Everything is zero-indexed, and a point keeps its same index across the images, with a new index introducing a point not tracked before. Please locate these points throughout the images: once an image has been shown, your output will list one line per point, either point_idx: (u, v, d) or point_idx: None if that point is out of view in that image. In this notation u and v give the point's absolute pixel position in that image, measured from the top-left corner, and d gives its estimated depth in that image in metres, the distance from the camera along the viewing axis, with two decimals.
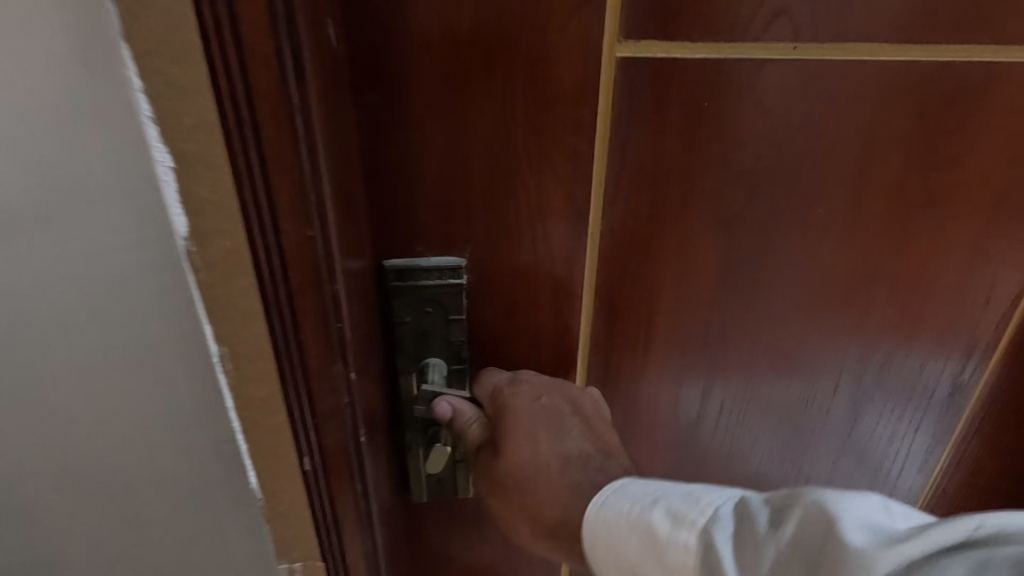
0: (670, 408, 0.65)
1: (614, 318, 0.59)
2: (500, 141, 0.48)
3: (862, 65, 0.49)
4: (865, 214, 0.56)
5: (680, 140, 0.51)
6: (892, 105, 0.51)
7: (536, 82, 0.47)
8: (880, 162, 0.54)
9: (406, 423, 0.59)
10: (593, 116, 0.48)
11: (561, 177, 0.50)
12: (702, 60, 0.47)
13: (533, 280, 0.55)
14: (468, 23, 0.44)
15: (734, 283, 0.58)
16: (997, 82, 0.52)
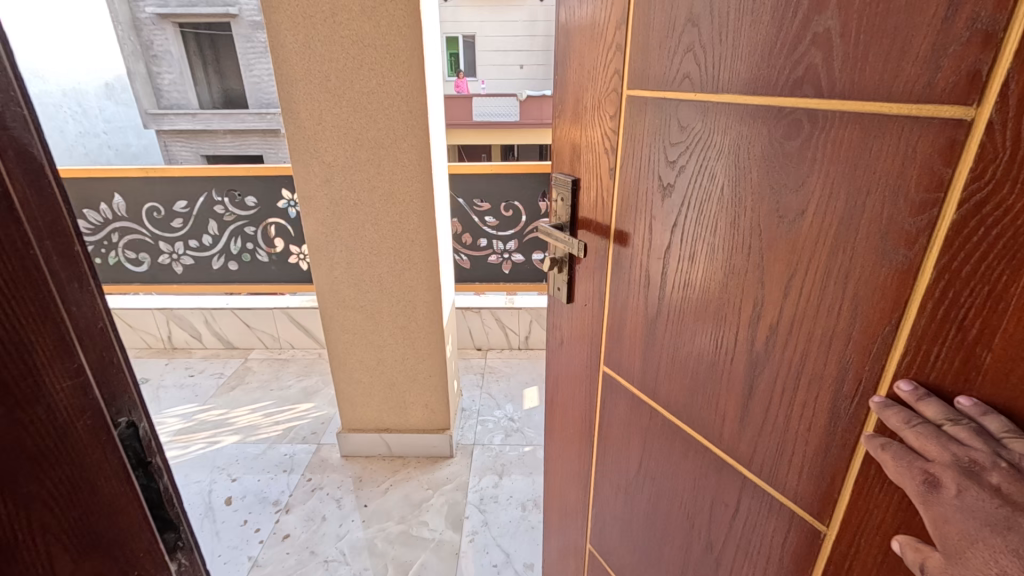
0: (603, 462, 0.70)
1: (615, 261, 0.59)
2: (579, 72, 0.58)
3: (768, 71, 0.38)
4: (786, 250, 0.40)
5: (642, 182, 0.52)
6: (809, 118, 0.36)
7: (577, 130, 0.60)
8: (801, 190, 0.38)
9: (555, 286, 0.71)
10: (597, 167, 0.58)
11: (589, 190, 0.61)
12: (656, 123, 0.49)
13: (578, 204, 0.64)
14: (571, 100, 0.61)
15: (670, 339, 0.53)
16: (950, 125, 0.29)
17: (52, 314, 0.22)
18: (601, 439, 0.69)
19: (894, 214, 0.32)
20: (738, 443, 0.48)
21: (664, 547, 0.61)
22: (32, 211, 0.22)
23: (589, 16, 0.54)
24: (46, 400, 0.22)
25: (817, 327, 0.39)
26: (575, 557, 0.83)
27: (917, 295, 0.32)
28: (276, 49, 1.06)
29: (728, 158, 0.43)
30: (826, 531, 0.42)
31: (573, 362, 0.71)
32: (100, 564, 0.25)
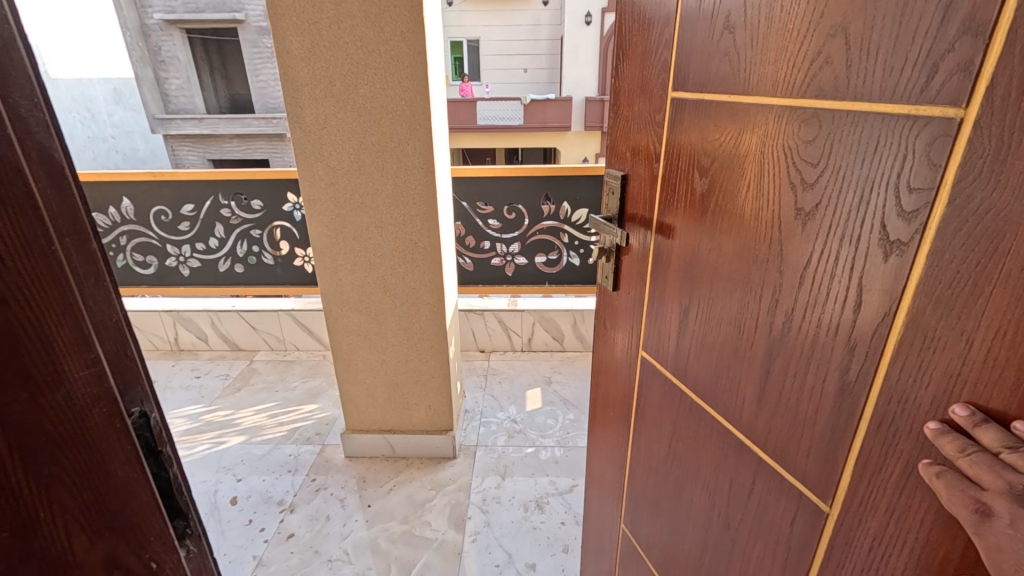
0: (635, 449, 0.72)
1: (654, 252, 0.60)
2: (635, 71, 0.60)
3: (789, 73, 0.39)
4: (801, 244, 0.41)
5: (678, 179, 0.54)
6: (825, 117, 0.37)
7: (629, 129, 0.63)
8: (816, 185, 0.39)
9: (603, 274, 0.74)
10: (645, 164, 0.61)
11: (635, 185, 0.63)
12: (693, 122, 0.51)
13: (626, 197, 0.66)
14: (625, 100, 0.64)
15: (696, 330, 0.55)
16: (943, 122, 0.30)
17: (72, 308, 0.24)
18: (637, 426, 0.70)
19: (893, 209, 0.33)
20: (754, 426, 0.49)
21: (688, 526, 0.61)
22: (53, 210, 0.23)
23: (646, 18, 0.56)
24: (65, 387, 0.23)
25: (825, 317, 0.40)
26: (610, 542, 0.84)
27: (909, 286, 0.33)
28: (283, 55, 1.08)
29: (754, 154, 0.44)
30: (828, 511, 0.42)
31: (616, 351, 0.74)
32: (115, 545, 0.26)
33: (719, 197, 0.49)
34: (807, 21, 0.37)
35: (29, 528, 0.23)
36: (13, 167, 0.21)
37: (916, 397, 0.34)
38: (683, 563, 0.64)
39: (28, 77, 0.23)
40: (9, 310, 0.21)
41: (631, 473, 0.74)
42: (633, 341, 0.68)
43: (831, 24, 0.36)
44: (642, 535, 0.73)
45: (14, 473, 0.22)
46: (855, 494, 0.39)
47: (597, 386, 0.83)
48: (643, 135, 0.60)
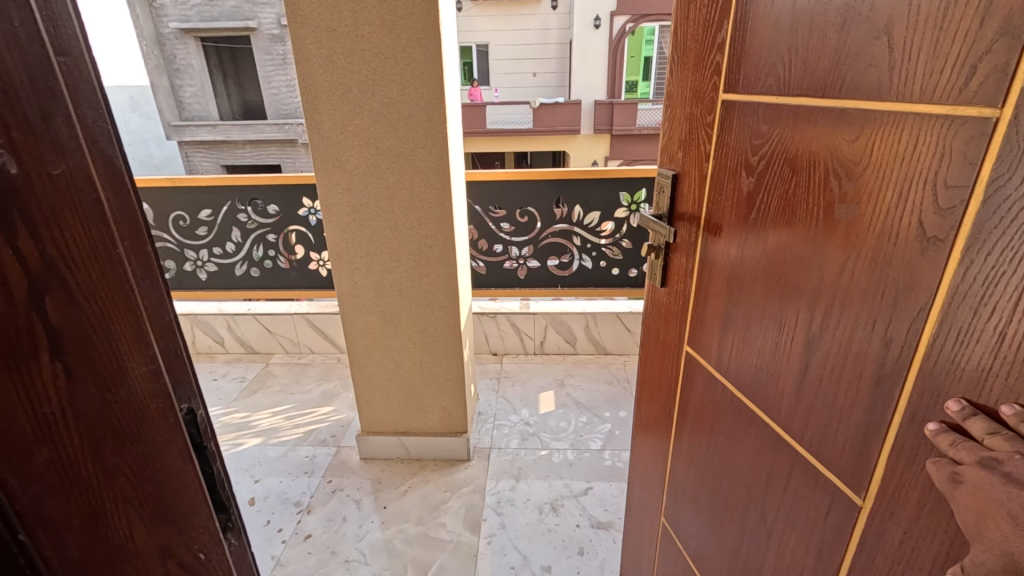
0: (677, 442, 0.72)
1: (703, 250, 0.61)
2: (689, 74, 0.61)
3: (834, 75, 0.40)
4: (840, 240, 0.41)
5: (726, 175, 0.55)
6: (866, 117, 0.38)
7: (682, 129, 0.64)
8: (855, 181, 0.39)
9: (651, 271, 0.75)
10: (695, 162, 0.62)
11: (687, 183, 0.64)
12: (743, 121, 0.52)
13: (677, 196, 0.67)
14: (679, 100, 0.65)
15: (739, 325, 0.55)
16: (979, 122, 0.30)
17: (133, 308, 0.25)
18: (679, 419, 0.71)
19: (930, 205, 0.34)
20: (792, 419, 0.49)
21: (726, 519, 0.62)
22: (115, 215, 0.25)
23: (701, 21, 0.58)
24: (127, 384, 0.25)
25: (863, 310, 0.40)
26: (649, 533, 0.85)
27: (944, 281, 0.33)
28: (302, 63, 1.10)
29: (797, 152, 0.45)
30: (861, 505, 0.42)
31: (663, 346, 0.75)
32: (170, 536, 0.28)
33: (766, 192, 0.49)
34: (851, 26, 0.38)
35: (96, 514, 0.24)
36: (84, 173, 0.23)
37: (950, 389, 0.34)
38: (720, 555, 0.64)
39: (99, 89, 0.25)
40: (84, 309, 0.22)
41: (672, 464, 0.74)
42: (678, 335, 0.69)
43: (873, 28, 0.36)
44: (680, 525, 0.73)
45: (86, 459, 0.23)
46: (888, 486, 0.39)
47: (642, 380, 0.84)
48: (693, 134, 0.61)
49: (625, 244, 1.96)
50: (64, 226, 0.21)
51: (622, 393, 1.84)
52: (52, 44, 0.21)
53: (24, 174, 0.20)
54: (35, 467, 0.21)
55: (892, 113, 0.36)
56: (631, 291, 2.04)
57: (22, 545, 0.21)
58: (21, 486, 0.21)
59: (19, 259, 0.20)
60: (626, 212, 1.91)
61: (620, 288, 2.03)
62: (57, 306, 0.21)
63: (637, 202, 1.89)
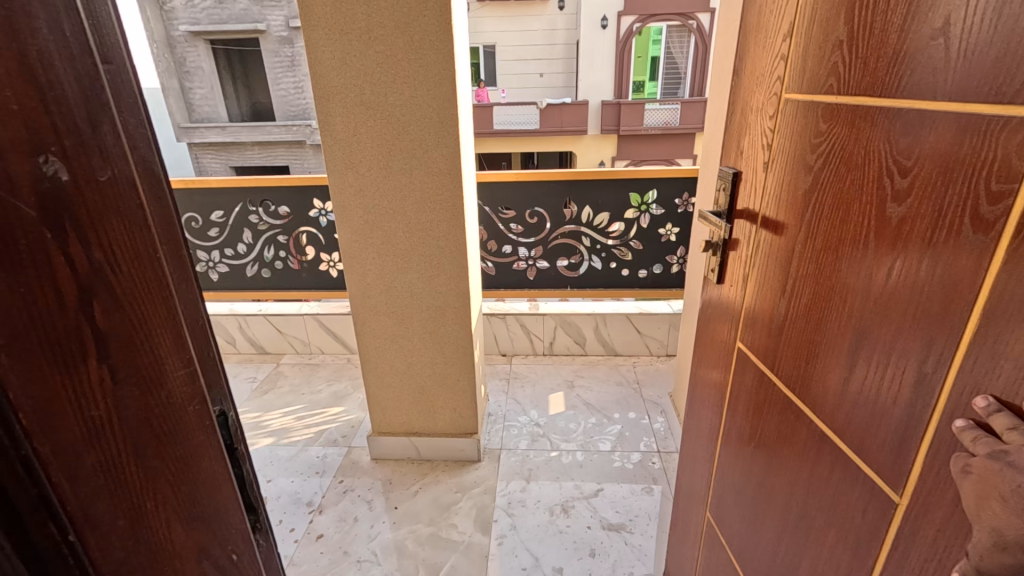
0: (726, 440, 0.72)
1: (760, 248, 0.61)
2: (756, 72, 0.61)
3: (891, 74, 0.40)
4: (890, 237, 0.41)
5: (784, 173, 0.55)
6: (923, 117, 0.37)
7: (746, 128, 0.64)
8: (907, 179, 0.39)
9: (709, 268, 0.75)
10: (755, 160, 0.62)
11: (746, 181, 0.64)
12: (802, 120, 0.52)
13: (736, 195, 0.67)
14: (745, 98, 0.64)
15: (790, 322, 0.55)
16: None
17: (171, 312, 0.25)
18: (729, 416, 0.71)
19: (979, 204, 0.34)
20: (836, 416, 0.48)
21: (768, 516, 0.61)
22: (155, 221, 0.25)
23: (769, 20, 0.58)
24: (165, 386, 0.25)
25: (909, 308, 0.39)
26: (695, 530, 0.85)
27: (989, 280, 0.33)
28: (315, 65, 1.11)
29: (855, 150, 0.44)
30: (899, 502, 0.42)
31: (716, 343, 0.75)
32: (204, 537, 0.28)
33: (820, 190, 0.49)
34: (911, 27, 0.38)
35: (139, 515, 0.24)
36: (128, 180, 0.23)
37: (987, 388, 0.34)
38: (760, 552, 0.64)
39: (141, 96, 0.25)
40: (126, 313, 0.23)
41: (721, 462, 0.74)
42: (731, 333, 0.69)
43: (932, 28, 0.36)
44: (725, 522, 0.73)
45: (127, 461, 0.23)
46: (926, 483, 0.39)
47: (696, 377, 0.84)
48: (756, 133, 0.61)
49: (634, 245, 1.96)
50: (109, 232, 0.22)
51: (632, 394, 1.83)
52: (97, 52, 0.22)
53: (74, 180, 0.20)
54: (84, 469, 0.21)
55: (948, 113, 0.35)
56: (640, 292, 2.03)
57: (72, 547, 0.21)
58: (71, 488, 0.21)
59: (70, 263, 0.20)
60: (636, 213, 1.90)
61: (629, 288, 2.03)
62: (103, 310, 0.22)
63: (647, 203, 1.88)
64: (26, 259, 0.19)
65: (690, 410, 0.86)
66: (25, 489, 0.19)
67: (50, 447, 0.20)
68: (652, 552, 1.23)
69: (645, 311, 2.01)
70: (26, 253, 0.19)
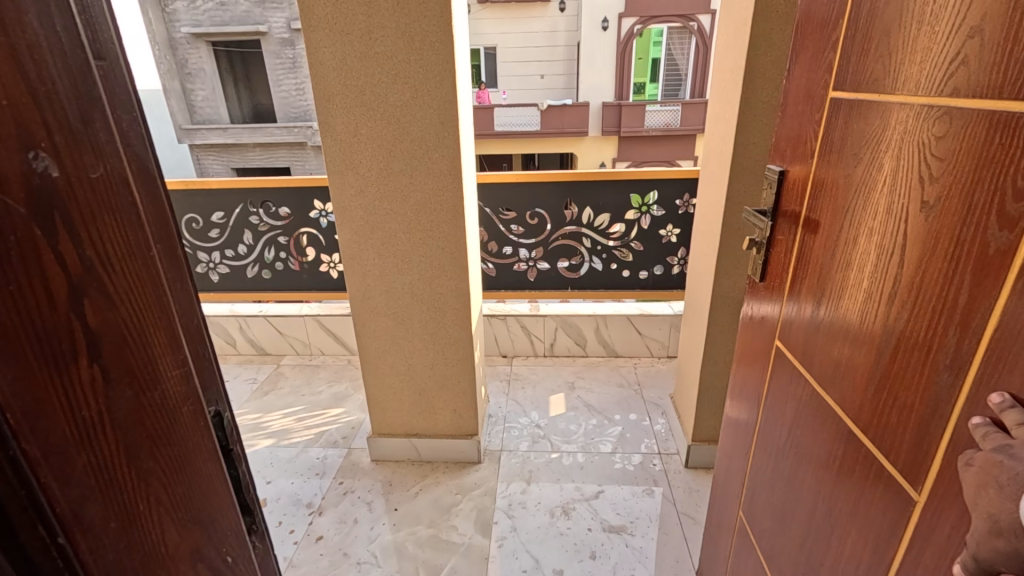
0: (761, 441, 0.71)
1: (800, 246, 0.60)
2: (804, 69, 0.60)
3: (931, 73, 0.40)
4: (922, 236, 0.41)
5: (825, 172, 0.54)
6: (962, 115, 0.37)
7: (792, 126, 0.63)
8: (941, 177, 0.39)
9: (752, 267, 0.74)
10: (799, 159, 0.61)
11: (790, 180, 0.63)
12: (846, 118, 0.51)
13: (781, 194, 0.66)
14: (794, 96, 0.63)
15: (824, 321, 0.54)
16: None
17: (165, 311, 0.25)
18: (765, 417, 0.70)
19: (1006, 203, 0.33)
20: (864, 415, 0.48)
21: (796, 515, 0.61)
22: (149, 220, 0.25)
23: (820, 15, 0.56)
24: (159, 387, 0.25)
25: (936, 307, 0.39)
26: (728, 527, 0.84)
27: (1009, 278, 0.33)
28: (315, 66, 1.11)
29: (893, 148, 0.44)
30: (917, 499, 0.41)
31: (756, 343, 0.74)
32: (198, 539, 0.28)
33: (858, 188, 0.49)
34: (951, 25, 0.38)
35: (131, 518, 0.24)
36: (120, 178, 0.23)
37: (1001, 382, 0.33)
38: (788, 551, 0.63)
39: (134, 93, 0.25)
40: (118, 313, 0.22)
41: (755, 462, 0.73)
42: (770, 333, 0.68)
43: (970, 26, 0.36)
44: (757, 522, 0.73)
45: (119, 463, 0.23)
46: (943, 480, 0.39)
47: (734, 376, 0.83)
48: (802, 131, 0.60)
49: (635, 246, 1.95)
50: (101, 229, 0.21)
51: (633, 396, 1.83)
52: (90, 47, 0.21)
53: (65, 176, 0.20)
54: (75, 471, 0.21)
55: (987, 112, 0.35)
56: (641, 293, 2.03)
57: (62, 549, 0.21)
58: (61, 490, 0.20)
59: (60, 262, 0.20)
60: (637, 214, 1.90)
61: (630, 289, 2.02)
62: (94, 309, 0.21)
63: (648, 203, 1.87)
64: (15, 255, 0.18)
65: (729, 407, 0.85)
66: (12, 491, 0.19)
67: (39, 448, 0.20)
68: (653, 555, 1.22)
69: (645, 312, 2.01)
70: (15, 249, 0.18)
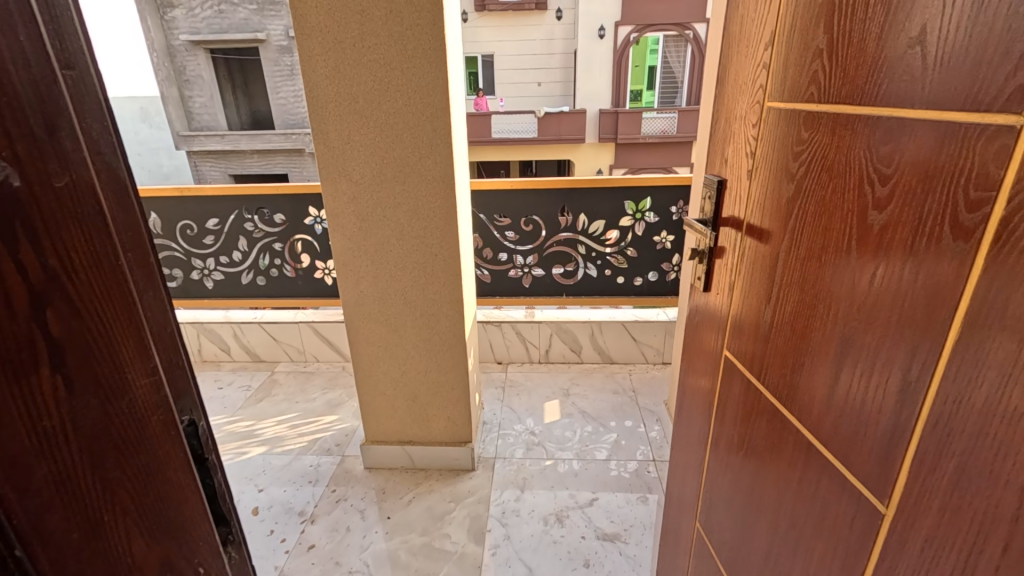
0: (713, 450, 0.72)
1: (745, 255, 0.61)
2: (739, 80, 0.62)
3: (870, 83, 0.40)
4: (873, 246, 0.41)
5: (768, 182, 0.55)
6: (901, 125, 0.38)
7: (732, 137, 0.64)
8: (888, 189, 0.39)
9: (696, 276, 0.75)
10: (741, 169, 0.62)
11: (733, 190, 0.64)
12: (785, 128, 0.52)
13: (722, 203, 0.67)
14: (730, 108, 0.65)
15: (776, 331, 0.55)
16: (1005, 128, 0.30)
17: (134, 319, 0.25)
18: (717, 429, 0.70)
19: (958, 212, 0.34)
20: (821, 425, 0.48)
21: (757, 524, 0.61)
22: (119, 227, 0.25)
23: (752, 28, 0.58)
24: (128, 395, 0.25)
25: (890, 317, 0.40)
26: (684, 540, 0.84)
27: (969, 288, 0.33)
28: (308, 74, 1.12)
29: (837, 158, 0.44)
30: (885, 512, 0.41)
31: (704, 351, 0.74)
32: (169, 549, 0.28)
33: (803, 198, 0.49)
34: (889, 35, 0.38)
35: (95, 528, 0.23)
36: (88, 188, 0.23)
37: (969, 396, 0.33)
38: (749, 563, 0.63)
39: (106, 106, 0.25)
40: (82, 322, 0.22)
41: (708, 473, 0.74)
42: (719, 341, 0.69)
43: (909, 37, 0.37)
44: (714, 533, 0.73)
45: (85, 473, 0.23)
46: (910, 493, 0.39)
47: (683, 385, 0.83)
48: (740, 142, 0.62)
49: (630, 253, 1.96)
50: (66, 238, 0.21)
51: (628, 402, 1.83)
52: (57, 58, 0.22)
53: (28, 186, 0.20)
54: (35, 481, 0.21)
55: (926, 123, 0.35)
56: (636, 299, 2.03)
57: (20, 561, 0.21)
58: (18, 500, 0.20)
59: (21, 272, 0.20)
60: (632, 221, 1.90)
61: (626, 296, 2.02)
62: (58, 318, 0.21)
63: (643, 210, 1.88)
64: None
65: (681, 418, 0.85)
66: None
67: None
68: (647, 563, 1.21)
69: (640, 319, 2.01)
70: None
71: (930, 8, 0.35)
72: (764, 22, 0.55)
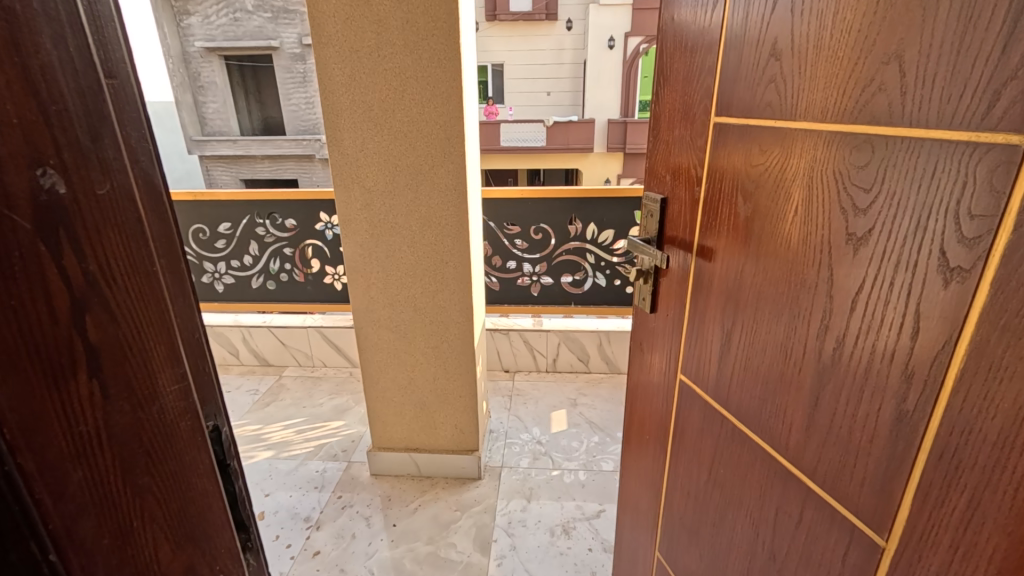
0: (671, 476, 0.71)
1: (695, 276, 0.61)
2: (675, 96, 0.62)
3: (840, 99, 0.40)
4: (852, 271, 0.41)
5: (720, 202, 0.55)
6: (879, 143, 0.38)
7: (671, 155, 0.64)
8: (867, 214, 0.39)
9: (640, 297, 0.75)
10: (687, 188, 0.61)
11: (679, 208, 0.64)
12: (738, 143, 0.52)
13: (665, 220, 0.67)
14: (665, 125, 0.64)
15: (740, 354, 0.55)
16: (1007, 149, 0.30)
17: (166, 324, 0.25)
18: (674, 455, 0.70)
19: (953, 236, 0.34)
20: (802, 454, 0.48)
21: (731, 554, 0.60)
22: (155, 236, 0.25)
23: (688, 43, 0.58)
24: (158, 401, 0.25)
25: (879, 343, 0.40)
26: (644, 564, 0.83)
27: (973, 313, 0.33)
28: (324, 81, 1.13)
29: (803, 180, 0.45)
30: (884, 546, 0.41)
31: (655, 369, 0.73)
32: (193, 555, 0.28)
33: (766, 221, 0.49)
34: (859, 51, 0.38)
35: (124, 533, 0.24)
36: (126, 193, 0.23)
37: (979, 422, 0.33)
38: None
39: (143, 114, 0.25)
40: (119, 329, 0.22)
41: (666, 499, 0.73)
42: (671, 362, 0.69)
43: (883, 53, 0.36)
44: (677, 561, 0.72)
45: (117, 478, 0.23)
46: (916, 525, 0.38)
47: (631, 408, 0.83)
48: (682, 158, 0.62)
49: None
50: (105, 246, 0.22)
51: None
52: (101, 67, 0.22)
53: (71, 193, 0.20)
54: (70, 486, 0.21)
55: (912, 143, 0.35)
56: None
57: (52, 565, 0.21)
58: (55, 505, 0.20)
59: (65, 279, 0.20)
60: None
61: None
62: (95, 323, 0.21)
63: None
64: (18, 273, 0.19)
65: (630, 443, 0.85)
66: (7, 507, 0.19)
67: (35, 462, 0.20)
68: None
69: None
70: (20, 267, 0.19)
71: (907, 23, 0.35)
72: (704, 36, 0.55)
